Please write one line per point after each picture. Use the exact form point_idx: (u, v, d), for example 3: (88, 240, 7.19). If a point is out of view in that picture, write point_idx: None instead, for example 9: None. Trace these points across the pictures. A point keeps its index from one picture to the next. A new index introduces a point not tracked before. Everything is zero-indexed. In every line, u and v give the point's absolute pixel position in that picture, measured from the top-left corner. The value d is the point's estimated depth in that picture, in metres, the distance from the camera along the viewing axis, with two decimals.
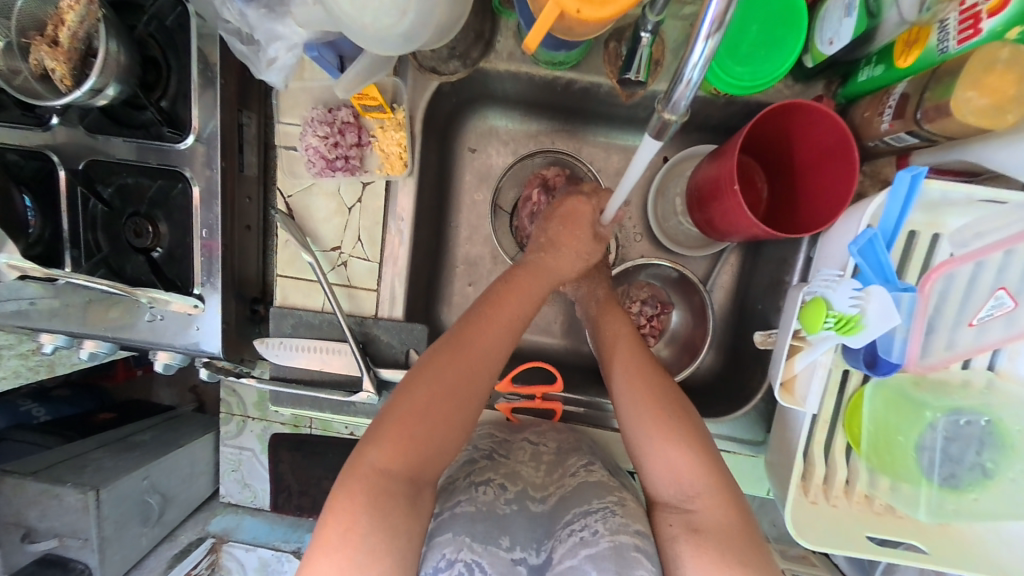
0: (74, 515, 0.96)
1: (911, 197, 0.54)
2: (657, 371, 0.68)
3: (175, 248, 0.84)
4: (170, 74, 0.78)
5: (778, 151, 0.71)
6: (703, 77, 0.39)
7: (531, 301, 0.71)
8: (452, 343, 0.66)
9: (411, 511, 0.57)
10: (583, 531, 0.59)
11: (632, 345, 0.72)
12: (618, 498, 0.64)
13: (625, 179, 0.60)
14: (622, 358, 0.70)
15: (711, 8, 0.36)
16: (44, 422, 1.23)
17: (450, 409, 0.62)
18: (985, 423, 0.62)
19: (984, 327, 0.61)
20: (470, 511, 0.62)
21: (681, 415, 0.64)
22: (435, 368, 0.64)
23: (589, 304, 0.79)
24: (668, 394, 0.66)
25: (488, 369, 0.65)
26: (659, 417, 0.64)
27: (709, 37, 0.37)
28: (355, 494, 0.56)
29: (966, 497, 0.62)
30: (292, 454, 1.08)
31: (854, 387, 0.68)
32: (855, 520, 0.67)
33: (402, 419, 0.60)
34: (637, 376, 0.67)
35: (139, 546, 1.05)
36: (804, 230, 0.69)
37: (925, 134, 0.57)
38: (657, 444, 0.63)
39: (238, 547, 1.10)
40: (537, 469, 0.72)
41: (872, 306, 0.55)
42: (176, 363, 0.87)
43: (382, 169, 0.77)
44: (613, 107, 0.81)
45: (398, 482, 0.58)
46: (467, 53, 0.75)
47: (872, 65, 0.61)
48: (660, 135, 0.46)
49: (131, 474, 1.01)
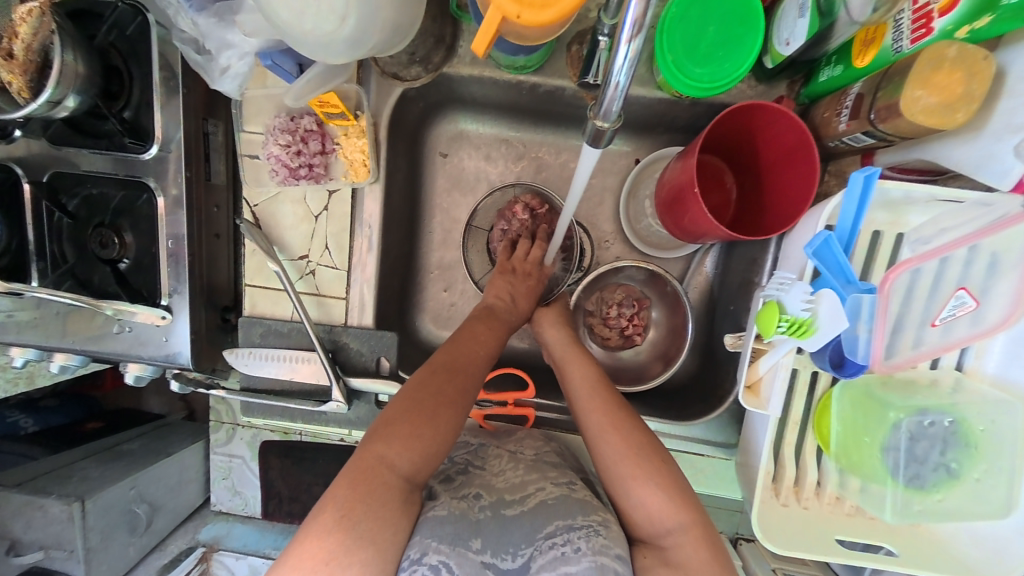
0: (59, 526, 0.95)
1: (865, 197, 0.53)
2: (617, 399, 0.68)
3: (142, 257, 0.83)
4: (133, 83, 0.78)
5: (743, 150, 0.71)
6: (629, 80, 0.39)
7: (499, 335, 0.75)
8: (452, 368, 0.67)
9: (402, 508, 0.58)
10: (565, 546, 0.58)
11: (587, 373, 0.71)
12: (603, 518, 0.62)
13: (575, 178, 0.60)
14: (583, 390, 0.69)
15: (629, 12, 0.35)
16: (32, 432, 1.21)
17: (447, 416, 0.63)
18: (950, 423, 0.61)
19: (948, 326, 0.60)
20: (441, 514, 0.61)
21: (645, 442, 0.63)
22: (437, 393, 0.64)
23: (547, 334, 0.79)
24: (631, 421, 0.65)
25: (478, 388, 0.68)
26: (625, 452, 0.62)
27: (631, 40, 0.36)
28: (359, 483, 0.56)
29: (932, 498, 0.61)
30: (280, 460, 1.06)
31: (823, 388, 0.68)
32: (825, 521, 0.67)
33: (412, 422, 0.61)
34: (596, 408, 0.66)
35: (127, 557, 1.04)
36: (770, 230, 0.69)
37: (879, 134, 0.56)
38: (630, 483, 0.61)
39: (228, 555, 1.08)
40: (516, 470, 0.72)
41: (823, 308, 0.56)
42: (148, 374, 0.87)
43: (348, 176, 0.76)
44: (580, 109, 0.81)
45: (397, 480, 0.58)
46: (428, 57, 0.75)
47: (832, 65, 0.61)
48: (597, 143, 0.47)
49: (117, 485, 1.00)
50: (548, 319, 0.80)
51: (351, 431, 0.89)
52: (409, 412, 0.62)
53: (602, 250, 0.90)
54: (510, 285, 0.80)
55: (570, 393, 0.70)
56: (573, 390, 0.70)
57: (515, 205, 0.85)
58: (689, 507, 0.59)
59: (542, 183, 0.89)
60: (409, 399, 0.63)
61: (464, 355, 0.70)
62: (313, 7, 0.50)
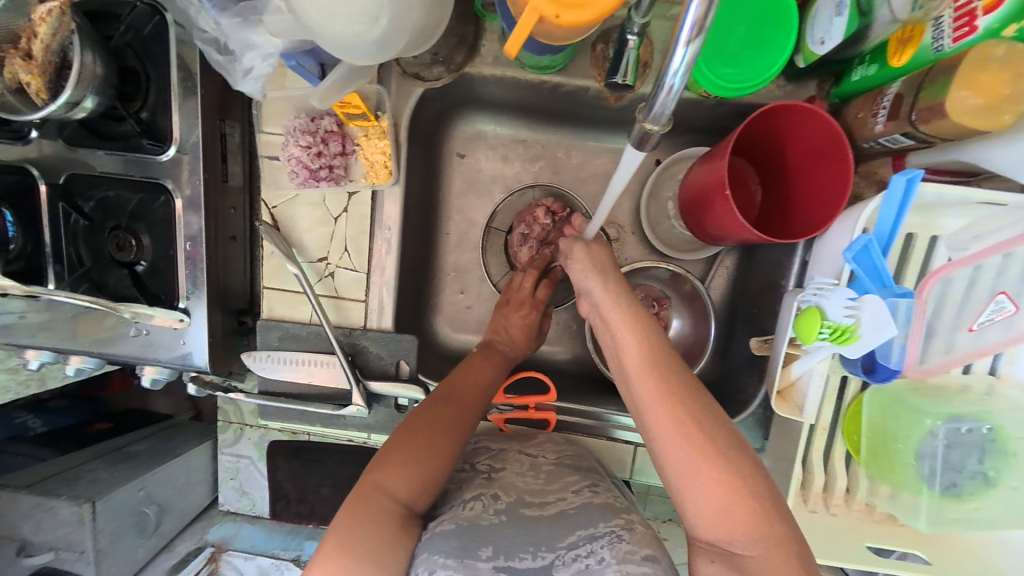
0: (69, 528, 0.94)
1: (906, 201, 0.52)
2: (688, 383, 0.55)
3: (159, 260, 0.82)
4: (149, 84, 0.77)
5: (769, 150, 0.69)
6: (684, 83, 0.39)
7: (499, 367, 0.76)
8: (449, 398, 0.68)
9: (401, 532, 0.58)
10: (589, 558, 0.56)
11: (650, 349, 0.58)
12: (625, 522, 0.61)
13: (612, 188, 0.59)
14: (645, 373, 0.56)
15: (690, 12, 0.36)
16: (41, 432, 1.20)
17: (447, 444, 0.64)
18: (987, 431, 0.60)
19: (983, 331, 0.59)
20: (448, 529, 0.60)
21: (722, 437, 0.53)
22: (434, 421, 0.65)
23: (595, 290, 0.64)
24: (704, 409, 0.54)
25: (475, 416, 0.69)
26: (695, 450, 0.52)
27: (689, 43, 0.37)
28: (356, 510, 0.57)
29: (967, 506, 0.60)
30: (289, 462, 1.06)
31: (853, 394, 0.67)
32: (854, 529, 0.66)
33: (407, 449, 0.62)
34: (661, 394, 0.55)
35: (136, 559, 1.03)
36: (798, 233, 0.67)
37: (919, 136, 0.55)
38: (697, 475, 0.52)
39: (237, 556, 1.07)
40: (535, 479, 0.71)
41: (866, 315, 0.54)
42: (163, 378, 0.86)
43: (368, 178, 0.76)
44: (601, 110, 0.80)
45: (394, 505, 0.59)
46: (450, 58, 0.74)
47: (866, 64, 0.60)
48: (641, 146, 0.47)
49: (126, 487, 0.99)
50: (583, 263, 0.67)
51: (368, 435, 0.89)
52: (410, 441, 0.63)
53: (621, 251, 0.89)
54: (505, 319, 0.81)
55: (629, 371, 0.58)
56: (632, 369, 0.57)
57: (537, 209, 0.84)
58: (770, 515, 0.51)
59: (561, 184, 0.88)
60: (406, 427, 0.64)
61: (460, 385, 0.71)
62: (342, 9, 0.49)
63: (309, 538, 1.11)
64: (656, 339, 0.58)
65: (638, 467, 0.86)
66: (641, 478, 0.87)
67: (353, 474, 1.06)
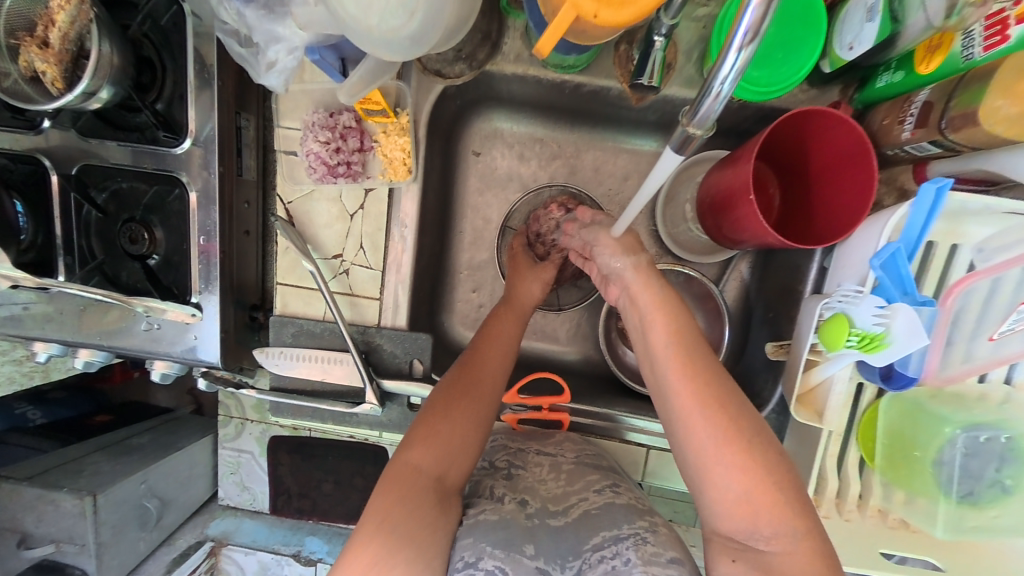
0: (72, 520, 0.94)
1: (935, 208, 0.53)
2: (715, 368, 0.55)
3: (172, 253, 0.81)
4: (166, 75, 0.76)
5: (791, 154, 0.69)
6: (732, 89, 0.39)
7: (515, 325, 0.75)
8: (466, 365, 0.68)
9: (438, 509, 0.58)
10: (615, 559, 0.56)
11: (675, 333, 0.57)
12: (649, 524, 0.61)
13: (644, 187, 0.57)
14: (672, 356, 0.55)
15: (746, 17, 0.35)
16: (40, 424, 1.20)
17: (467, 414, 0.64)
18: (1006, 440, 0.60)
19: (1003, 340, 0.59)
20: (491, 519, 0.61)
21: (744, 422, 0.52)
22: (454, 391, 0.65)
23: (625, 272, 0.63)
24: (730, 395, 0.53)
25: (495, 380, 0.68)
26: (721, 436, 0.51)
27: (742, 49, 0.36)
28: (391, 490, 0.57)
29: (985, 514, 0.60)
30: (291, 456, 1.06)
31: (869, 400, 0.66)
32: (871, 536, 0.66)
33: (431, 423, 0.62)
34: (688, 380, 0.54)
35: (137, 552, 1.03)
36: (820, 238, 0.67)
37: (948, 144, 0.55)
38: (720, 461, 0.51)
39: (237, 550, 1.08)
40: (557, 480, 0.71)
41: (896, 323, 0.55)
42: (174, 372, 0.86)
43: (386, 175, 0.75)
44: (622, 110, 0.79)
45: (428, 479, 0.59)
46: (474, 54, 0.73)
47: (892, 70, 0.60)
48: (681, 150, 0.46)
49: (128, 479, 0.98)
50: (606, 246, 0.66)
51: (380, 433, 0.88)
52: (434, 414, 0.63)
53: None
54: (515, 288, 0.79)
55: (652, 355, 0.57)
56: (657, 354, 0.57)
57: (550, 205, 0.83)
58: (795, 502, 0.50)
59: (577, 184, 0.88)
60: (430, 404, 0.65)
61: (476, 353, 0.70)
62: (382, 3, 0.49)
63: (310, 533, 1.09)
64: (682, 321, 0.58)
65: (650, 469, 0.86)
66: (653, 481, 0.87)
67: (357, 470, 1.06)
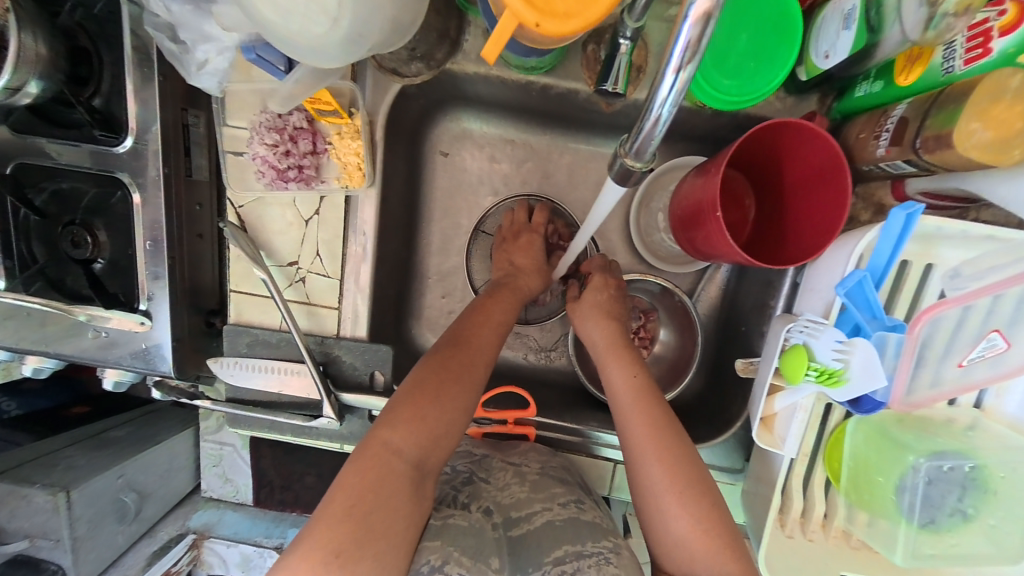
0: (43, 516, 0.91)
1: (903, 236, 0.51)
2: (666, 412, 0.63)
3: (118, 258, 0.77)
4: (104, 67, 0.71)
5: (767, 166, 0.66)
6: (673, 113, 0.37)
7: (512, 304, 0.72)
8: (459, 346, 0.64)
9: (414, 498, 0.54)
10: (575, 575, 0.54)
11: (635, 378, 0.66)
12: (613, 545, 0.59)
13: (595, 211, 0.57)
14: (629, 392, 0.64)
15: (683, 34, 0.33)
16: (16, 416, 1.10)
17: (452, 391, 0.60)
18: (970, 469, 0.58)
19: (971, 367, 0.57)
20: (461, 525, 0.60)
21: (688, 469, 0.59)
22: (442, 371, 0.61)
23: (597, 338, 0.72)
24: (678, 439, 0.61)
25: (485, 367, 0.64)
26: (667, 471, 0.59)
27: (681, 69, 0.34)
28: (366, 472, 0.53)
29: (944, 541, 0.59)
30: (272, 450, 1.05)
31: (836, 421, 0.65)
32: (832, 557, 0.65)
33: (417, 402, 0.57)
34: (641, 417, 0.62)
35: (116, 545, 1.01)
36: (791, 258, 0.64)
37: (921, 164, 0.52)
38: (665, 501, 0.58)
39: (219, 542, 1.07)
40: (521, 486, 0.68)
41: (855, 359, 0.53)
42: (127, 380, 0.83)
43: (341, 180, 0.71)
44: (592, 114, 0.75)
45: (405, 465, 0.54)
46: (430, 54, 0.68)
47: (870, 81, 0.56)
48: (624, 180, 0.44)
49: (105, 474, 0.95)
50: (590, 313, 0.73)
51: (342, 445, 0.86)
52: (414, 392, 0.59)
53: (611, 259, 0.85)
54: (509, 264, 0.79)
55: (612, 395, 0.66)
56: (617, 394, 0.65)
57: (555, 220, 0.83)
58: (735, 548, 0.56)
59: (551, 188, 0.84)
60: (412, 380, 0.60)
61: (470, 334, 0.66)
62: (301, 11, 0.47)
63: (292, 525, 1.09)
64: (640, 372, 0.67)
65: (617, 484, 0.83)
66: (619, 496, 0.84)
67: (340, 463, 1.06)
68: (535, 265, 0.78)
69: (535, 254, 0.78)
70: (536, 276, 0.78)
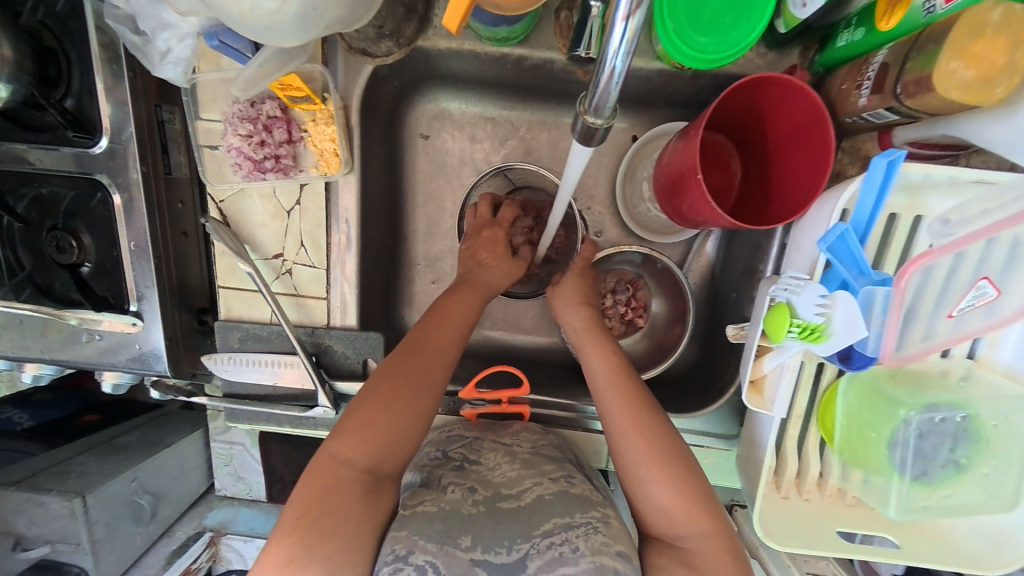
0: (62, 521, 0.92)
1: (885, 185, 0.51)
2: (642, 390, 0.64)
3: (104, 260, 0.77)
4: (72, 67, 0.69)
5: (751, 124, 0.64)
6: (627, 62, 0.36)
7: (477, 301, 0.70)
8: (426, 331, 0.66)
9: (365, 501, 0.55)
10: (563, 546, 0.53)
11: (611, 364, 0.66)
12: (602, 515, 0.59)
13: (565, 179, 0.57)
14: (606, 379, 0.64)
15: None
16: (28, 428, 1.12)
17: (413, 380, 0.61)
18: (962, 419, 0.58)
19: (963, 317, 0.56)
20: (429, 511, 0.58)
21: (668, 447, 0.59)
22: (409, 353, 0.63)
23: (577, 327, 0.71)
24: (649, 410, 0.62)
25: (448, 353, 0.65)
26: (649, 450, 0.59)
27: (629, 17, 0.34)
28: (313, 483, 0.54)
29: (938, 493, 0.59)
30: (280, 446, 1.09)
31: (829, 380, 0.65)
32: (827, 515, 0.65)
33: (388, 389, 0.60)
34: (621, 402, 0.62)
35: (135, 547, 1.03)
36: (776, 219, 0.63)
37: (904, 111, 0.51)
38: (647, 477, 0.58)
39: (235, 538, 1.10)
40: (511, 465, 0.68)
41: (838, 312, 0.53)
42: (126, 382, 0.83)
43: (318, 168, 0.70)
44: (570, 84, 0.74)
45: (355, 472, 0.55)
46: (399, 31, 0.66)
47: (852, 28, 0.55)
48: (587, 141, 0.44)
49: (117, 478, 0.97)
50: (568, 302, 0.73)
51: None
52: (387, 381, 0.60)
53: (599, 235, 0.85)
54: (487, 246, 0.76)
55: (590, 378, 0.66)
56: (595, 378, 0.66)
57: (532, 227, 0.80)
58: (717, 520, 0.56)
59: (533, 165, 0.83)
60: (380, 374, 0.62)
61: (435, 320, 0.67)
62: None
63: None
64: (617, 358, 0.67)
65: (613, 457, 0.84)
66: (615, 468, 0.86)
67: None
68: (503, 264, 0.75)
69: (500, 253, 0.75)
70: (505, 272, 0.75)
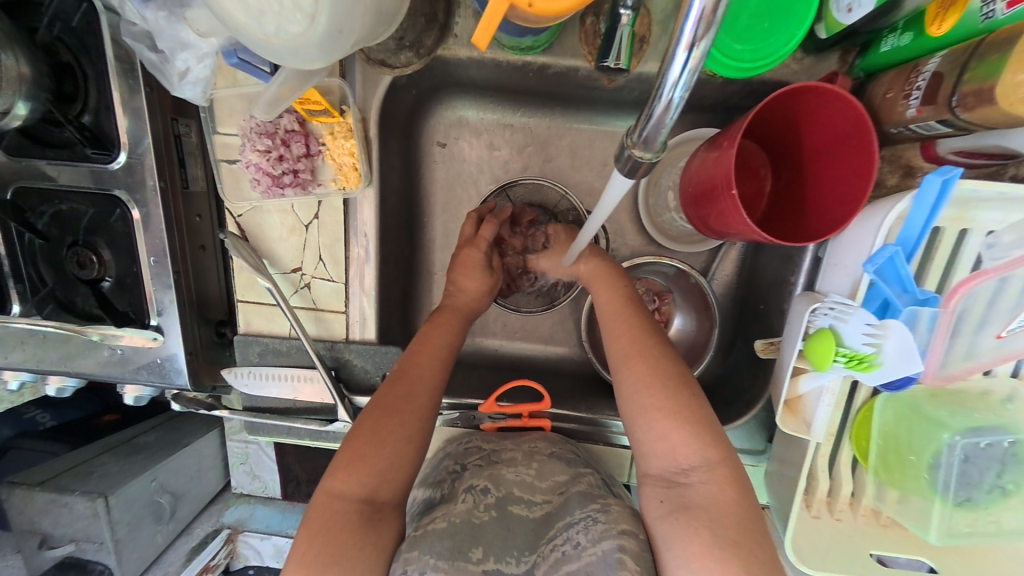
0: (86, 521, 0.94)
1: (939, 203, 0.49)
2: (648, 322, 0.64)
3: (124, 276, 0.77)
4: (88, 81, 0.68)
5: (784, 133, 0.62)
6: (686, 95, 0.35)
7: (456, 327, 0.70)
8: (435, 316, 0.70)
9: (365, 532, 0.53)
10: (565, 545, 0.53)
11: (618, 296, 0.67)
12: (601, 505, 0.58)
13: (602, 202, 0.55)
14: (612, 313, 0.65)
15: (693, 11, 0.32)
16: (50, 428, 1.11)
17: (422, 362, 0.64)
18: (1010, 444, 0.56)
19: (1010, 338, 0.54)
20: (440, 528, 0.55)
21: (670, 373, 0.58)
22: (394, 382, 0.62)
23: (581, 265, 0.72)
24: (653, 338, 0.62)
25: (450, 333, 0.68)
26: (650, 377, 0.58)
27: (694, 46, 0.33)
28: (313, 523, 0.53)
29: (981, 516, 0.57)
30: (296, 447, 1.12)
31: (863, 400, 0.63)
32: (860, 535, 0.63)
33: (382, 412, 0.59)
34: (625, 330, 0.63)
35: (156, 544, 1.04)
36: (815, 235, 0.60)
37: (959, 124, 0.48)
38: (649, 405, 0.57)
39: (252, 536, 1.12)
40: (529, 469, 0.67)
41: (889, 342, 0.51)
42: (147, 395, 0.82)
43: (337, 183, 0.69)
44: (593, 91, 0.72)
45: (352, 503, 0.54)
46: (420, 41, 0.64)
47: (898, 34, 0.53)
48: (632, 173, 0.42)
49: (139, 478, 0.97)
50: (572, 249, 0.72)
51: None
52: (374, 414, 0.59)
53: (621, 244, 0.82)
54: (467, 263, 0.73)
55: (600, 317, 0.67)
56: (603, 315, 0.66)
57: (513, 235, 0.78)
58: (719, 451, 0.54)
59: (553, 173, 0.81)
60: (395, 370, 0.64)
61: (438, 317, 0.70)
62: (277, 13, 0.45)
63: None
64: (625, 294, 0.67)
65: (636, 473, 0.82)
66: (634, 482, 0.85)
67: None
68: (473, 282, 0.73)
69: (474, 273, 0.73)
70: (474, 288, 0.73)
